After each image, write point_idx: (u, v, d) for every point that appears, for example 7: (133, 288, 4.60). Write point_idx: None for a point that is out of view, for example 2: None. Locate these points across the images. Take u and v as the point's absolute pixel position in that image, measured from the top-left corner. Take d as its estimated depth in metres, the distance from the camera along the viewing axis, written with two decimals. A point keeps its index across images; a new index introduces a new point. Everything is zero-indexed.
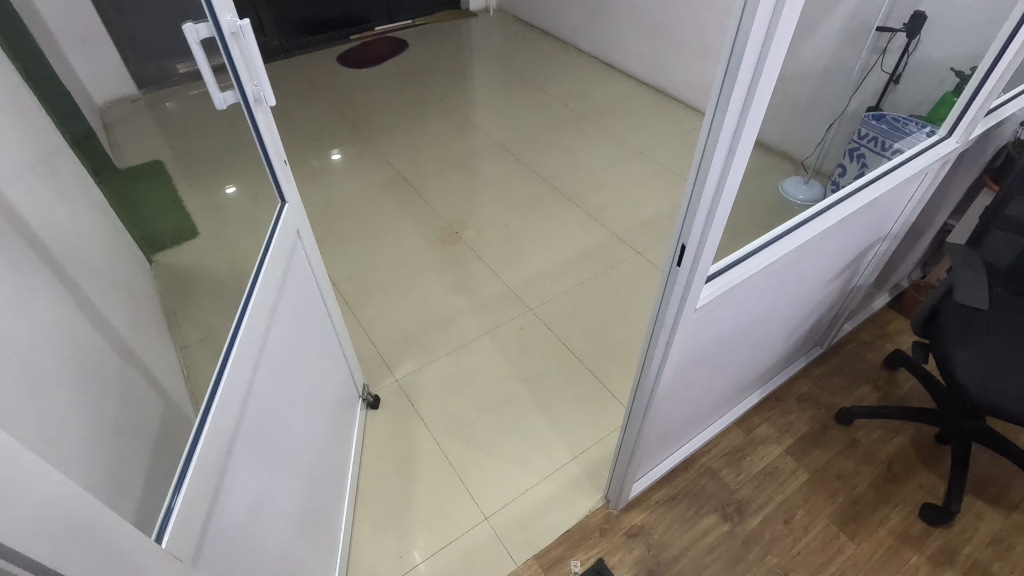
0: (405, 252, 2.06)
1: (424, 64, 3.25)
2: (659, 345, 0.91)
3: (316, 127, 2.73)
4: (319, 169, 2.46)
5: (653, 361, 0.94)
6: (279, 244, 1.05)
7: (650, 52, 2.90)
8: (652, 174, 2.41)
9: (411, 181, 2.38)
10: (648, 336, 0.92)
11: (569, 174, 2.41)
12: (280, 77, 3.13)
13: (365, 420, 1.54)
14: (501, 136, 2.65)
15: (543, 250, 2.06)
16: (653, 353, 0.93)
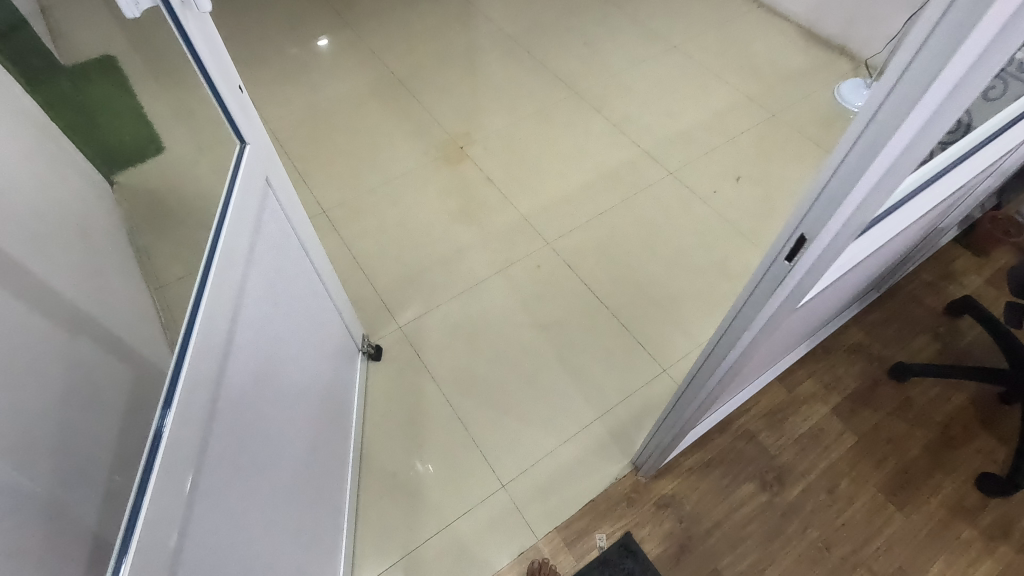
0: (403, 172, 1.79)
1: None
2: (739, 343, 0.70)
3: (291, 13, 2.32)
4: (297, 67, 2.10)
5: (726, 357, 0.74)
6: (241, 199, 0.79)
7: None
8: (686, 74, 2.06)
9: (406, 83, 2.04)
10: (725, 330, 0.71)
11: (589, 74, 2.07)
12: None
13: (367, 373, 1.39)
14: (509, 24, 2.25)
15: (561, 170, 1.80)
16: (732, 349, 0.72)
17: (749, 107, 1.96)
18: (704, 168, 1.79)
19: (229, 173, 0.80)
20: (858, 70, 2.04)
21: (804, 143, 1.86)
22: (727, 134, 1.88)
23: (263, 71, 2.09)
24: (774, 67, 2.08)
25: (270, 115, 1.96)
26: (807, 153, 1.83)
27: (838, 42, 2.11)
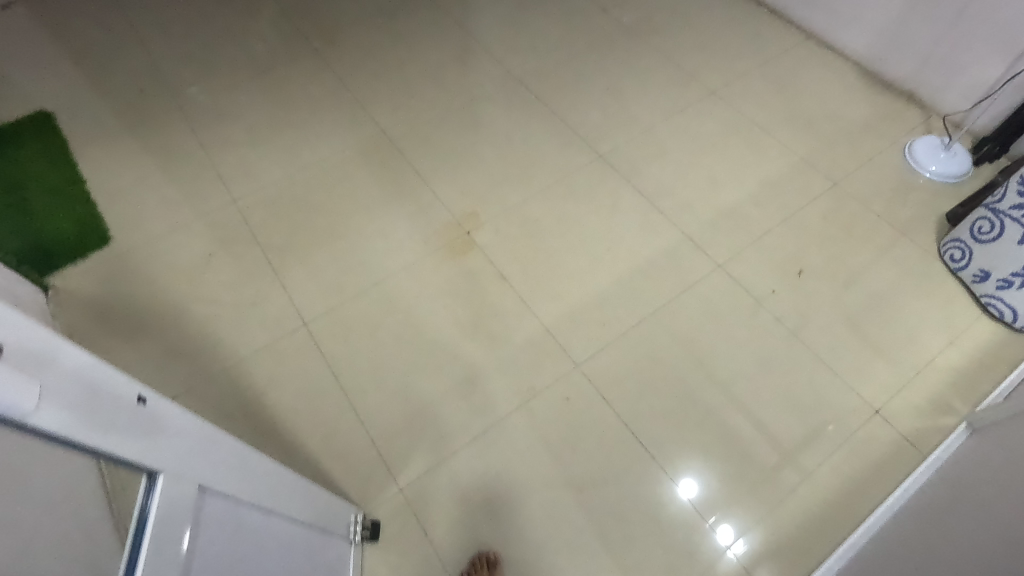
0: (400, 268, 1.50)
1: None
2: None
3: (261, 51, 1.97)
4: (271, 124, 1.78)
5: None
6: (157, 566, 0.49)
7: None
8: (729, 130, 1.76)
9: (401, 146, 1.72)
10: None
11: (616, 131, 1.75)
12: None
13: (363, 559, 1.12)
14: (519, 64, 1.92)
15: (588, 262, 1.51)
16: None
17: (807, 174, 1.66)
18: (758, 258, 1.51)
19: (127, 515, 0.50)
20: (932, 125, 1.74)
21: (874, 223, 1.57)
22: (782, 211, 1.59)
23: (230, 131, 1.77)
24: (832, 119, 1.78)
25: (238, 189, 1.64)
26: (879, 236, 1.55)
27: (906, 87, 1.81)
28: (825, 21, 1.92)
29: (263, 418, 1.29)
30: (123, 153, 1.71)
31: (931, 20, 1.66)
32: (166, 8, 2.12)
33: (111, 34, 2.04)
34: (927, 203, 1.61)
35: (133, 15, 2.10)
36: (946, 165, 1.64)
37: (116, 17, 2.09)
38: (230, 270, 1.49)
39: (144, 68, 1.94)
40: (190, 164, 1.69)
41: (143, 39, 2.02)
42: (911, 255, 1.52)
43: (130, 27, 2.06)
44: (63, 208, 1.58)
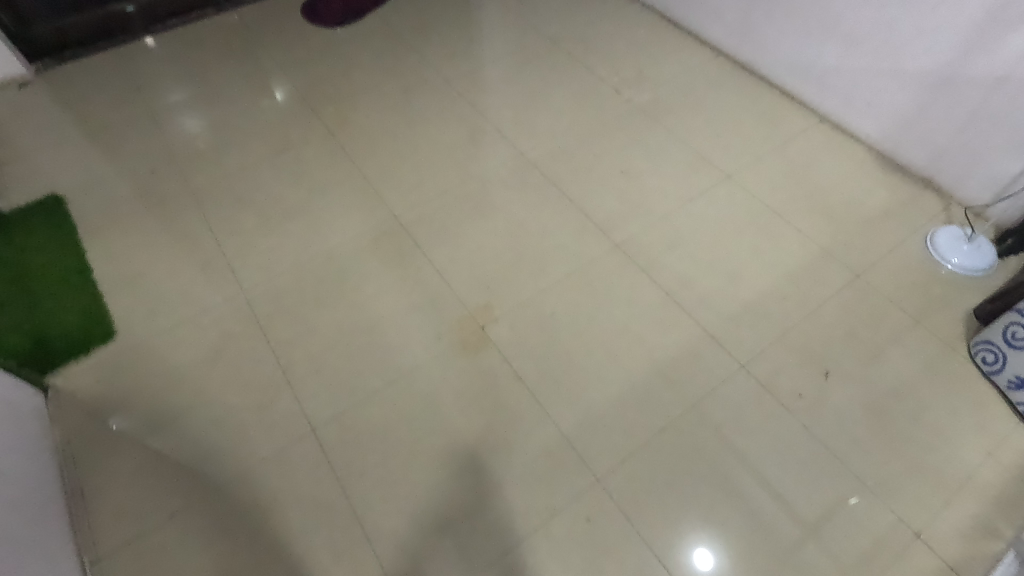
0: (413, 367, 1.45)
1: (419, 16, 2.38)
2: None
3: (275, 132, 1.97)
4: (282, 210, 1.76)
5: None
6: None
7: (738, 13, 2.07)
8: (746, 217, 1.73)
9: (414, 233, 1.70)
10: None
11: (632, 219, 1.73)
12: (223, 42, 2.31)
13: None
14: (533, 147, 1.91)
15: (606, 362, 1.46)
16: None
17: (828, 266, 1.63)
18: (782, 359, 1.46)
19: None
20: (953, 214, 1.72)
21: (900, 319, 1.53)
22: (804, 306, 1.55)
23: (241, 217, 1.75)
24: (851, 206, 1.76)
25: (248, 280, 1.61)
26: (905, 334, 1.51)
27: (924, 173, 1.79)
28: (839, 105, 1.92)
29: (270, 538, 1.23)
30: (132, 240, 1.69)
31: (950, 112, 1.65)
32: (182, 87, 2.14)
33: (127, 114, 2.05)
34: (953, 298, 1.57)
35: (149, 95, 2.12)
36: (970, 257, 1.60)
37: (133, 96, 2.11)
38: (238, 369, 1.45)
39: (157, 149, 1.94)
40: (200, 252, 1.67)
41: (158, 119, 2.03)
42: (940, 355, 1.47)
43: (146, 107, 2.07)
44: (70, 301, 1.56)
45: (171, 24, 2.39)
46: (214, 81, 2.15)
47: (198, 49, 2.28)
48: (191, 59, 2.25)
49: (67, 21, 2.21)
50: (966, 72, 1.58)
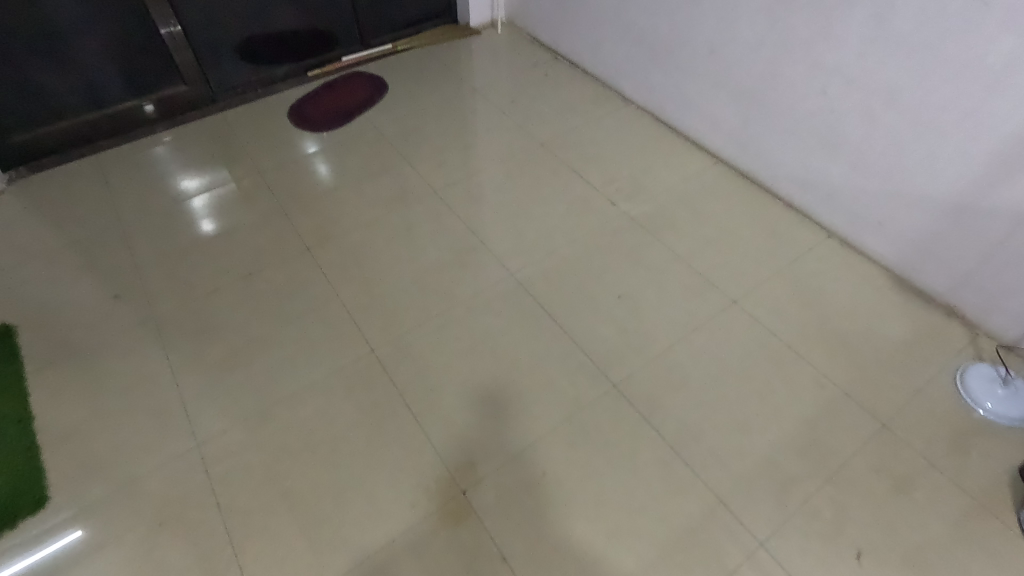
0: (383, 545, 1.27)
1: (409, 121, 2.33)
2: None
3: (250, 249, 1.87)
4: (250, 341, 1.62)
5: None
6: None
7: (737, 125, 2.00)
8: (755, 350, 1.59)
9: (392, 371, 1.55)
10: None
11: (631, 352, 1.59)
12: (206, 148, 2.25)
13: None
14: (523, 267, 1.79)
15: (604, 536, 1.27)
16: None
17: (849, 412, 1.46)
18: (807, 533, 1.28)
19: None
20: (981, 348, 1.58)
21: (936, 479, 1.36)
22: (826, 462, 1.38)
23: (204, 349, 1.61)
24: (868, 337, 1.61)
25: (204, 430, 1.45)
26: (944, 499, 1.33)
27: (945, 300, 1.66)
28: (848, 223, 1.82)
29: None
30: (83, 379, 1.55)
31: (972, 242, 1.54)
32: (158, 198, 2.05)
33: (96, 228, 1.95)
34: (993, 451, 1.40)
35: (124, 206, 2.03)
36: (1005, 404, 1.45)
37: (106, 207, 2.03)
38: (183, 548, 1.27)
39: (124, 268, 1.82)
40: (155, 393, 1.52)
41: (128, 234, 1.93)
42: (986, 527, 1.29)
43: (117, 220, 1.98)
44: (4, 459, 1.40)
45: (156, 128, 2.35)
46: (192, 191, 2.07)
47: (180, 155, 2.22)
48: (171, 166, 2.18)
49: (46, 128, 2.16)
50: (986, 203, 1.47)
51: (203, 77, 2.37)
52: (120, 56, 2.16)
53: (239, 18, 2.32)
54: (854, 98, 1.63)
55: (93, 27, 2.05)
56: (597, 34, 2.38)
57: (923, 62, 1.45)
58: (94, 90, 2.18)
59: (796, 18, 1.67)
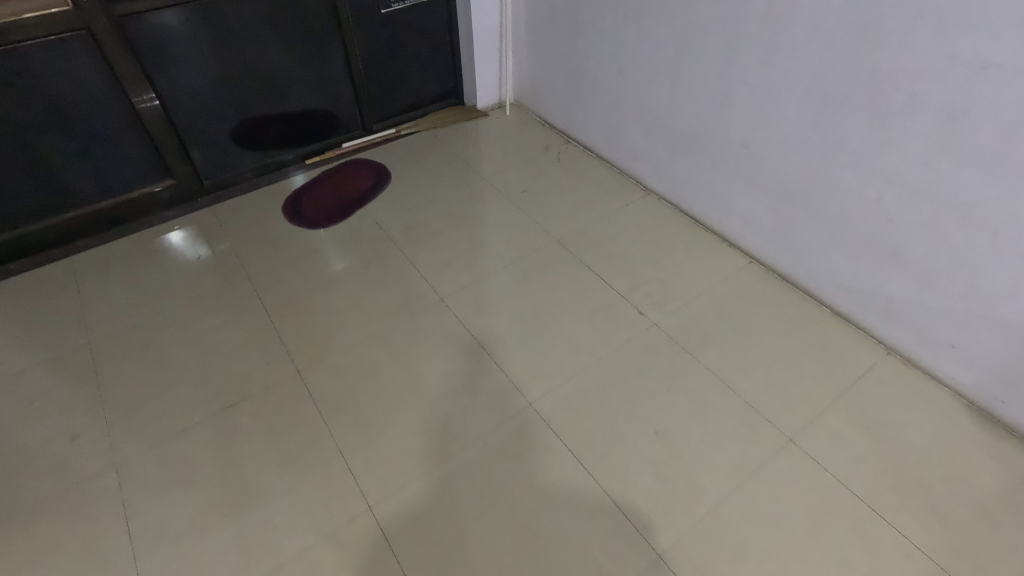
0: None
1: (413, 214, 2.16)
2: None
3: (234, 373, 1.64)
4: (226, 496, 1.39)
5: None
6: None
7: (774, 225, 1.82)
8: (822, 505, 1.35)
9: (393, 539, 1.31)
10: None
11: (675, 509, 1.34)
12: (192, 247, 2.06)
13: None
14: (545, 395, 1.57)
15: None
16: None
17: None
18: None
19: None
20: None
21: None
22: None
23: (172, 509, 1.37)
24: (952, 487, 1.38)
25: None
26: None
27: None
28: (911, 341, 1.61)
29: None
30: (27, 552, 1.30)
31: None
32: (133, 308, 1.85)
33: (61, 346, 1.74)
34: None
35: (94, 318, 1.82)
36: None
37: (74, 320, 1.81)
38: None
39: (87, 399, 1.59)
40: (112, 572, 1.28)
41: (96, 353, 1.71)
42: None
43: (86, 336, 1.76)
44: None
45: (139, 224, 2.19)
46: (173, 300, 1.87)
47: (163, 256, 2.03)
48: (152, 269, 1.98)
49: (18, 233, 1.98)
50: None
51: (193, 170, 2.23)
52: (102, 154, 2.02)
53: (234, 110, 2.19)
54: (916, 210, 1.45)
55: (70, 128, 1.90)
56: (613, 121, 2.25)
57: (1007, 180, 1.26)
58: (71, 188, 2.02)
59: (845, 121, 1.50)
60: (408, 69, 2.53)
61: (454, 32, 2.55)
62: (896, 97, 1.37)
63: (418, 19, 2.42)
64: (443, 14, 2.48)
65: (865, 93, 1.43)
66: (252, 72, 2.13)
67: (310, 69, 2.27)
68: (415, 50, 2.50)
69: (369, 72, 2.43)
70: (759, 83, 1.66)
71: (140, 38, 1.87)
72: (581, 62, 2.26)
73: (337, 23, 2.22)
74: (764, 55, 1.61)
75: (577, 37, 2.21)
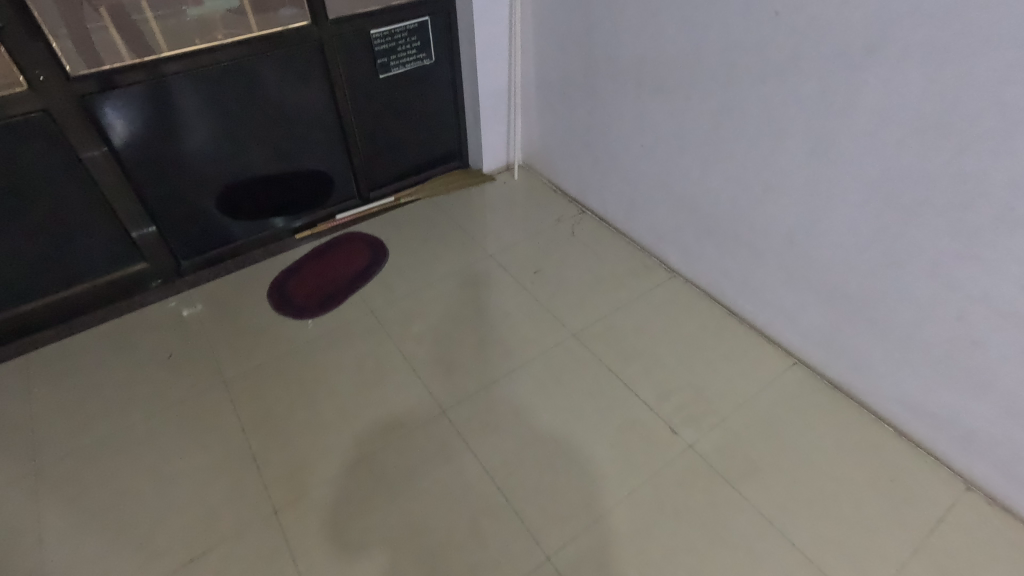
0: None
1: (413, 302, 1.94)
2: None
3: (200, 515, 1.42)
4: None
5: None
6: None
7: (825, 327, 1.59)
8: None
9: None
10: None
11: None
12: (161, 344, 1.84)
13: None
14: (564, 546, 1.34)
15: None
16: None
17: None
18: None
19: None
20: None
21: None
22: None
23: None
24: None
25: None
26: None
27: None
28: (997, 479, 1.37)
29: None
30: None
31: None
32: (89, 424, 1.62)
33: (5, 474, 1.51)
34: None
35: (46, 436, 1.59)
36: None
37: (18, 440, 1.58)
38: None
39: (24, 552, 1.36)
40: None
41: (44, 485, 1.49)
42: None
43: (34, 461, 1.54)
44: None
45: (105, 313, 1.96)
46: (139, 412, 1.64)
47: (130, 355, 1.81)
48: (114, 372, 1.76)
49: None
50: None
51: (168, 251, 2.01)
52: (61, 233, 1.78)
53: (215, 185, 1.99)
54: (1010, 336, 1.21)
55: (22, 203, 1.66)
56: (635, 195, 2.04)
57: None
58: (26, 280, 1.79)
59: (917, 227, 1.28)
60: (408, 134, 2.34)
61: (459, 95, 2.37)
62: (987, 209, 1.15)
63: (420, 82, 2.23)
64: (447, 75, 2.30)
65: (944, 200, 1.21)
66: (231, 133, 1.91)
67: (299, 139, 2.07)
68: (416, 114, 2.31)
69: (366, 139, 2.23)
70: (809, 175, 1.45)
71: (109, 116, 1.67)
72: (599, 131, 2.07)
73: (330, 91, 2.04)
74: (815, 146, 1.40)
75: (595, 105, 2.02)
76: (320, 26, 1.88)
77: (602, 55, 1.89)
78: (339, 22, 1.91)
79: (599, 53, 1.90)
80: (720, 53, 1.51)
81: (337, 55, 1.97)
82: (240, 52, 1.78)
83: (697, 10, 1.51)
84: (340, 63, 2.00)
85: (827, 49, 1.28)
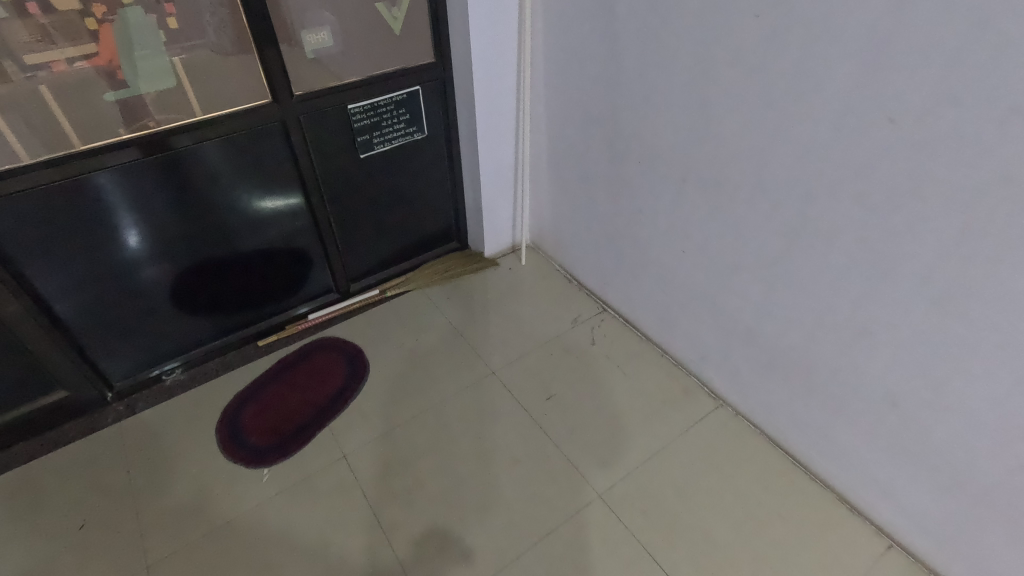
0: None
1: (395, 443, 1.55)
2: None
3: None
4: None
5: None
6: None
7: (934, 512, 1.21)
8: None
9: None
10: None
11: None
12: (74, 508, 1.44)
13: None
14: None
15: None
16: None
17: None
18: None
19: None
20: None
21: None
22: None
23: None
24: None
25: None
26: None
27: None
28: None
29: None
30: None
31: None
32: None
33: None
34: None
35: None
36: None
37: None
38: None
39: None
40: None
41: None
42: None
43: None
44: None
45: (9, 457, 1.56)
46: None
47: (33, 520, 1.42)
48: (8, 549, 1.36)
49: None
50: None
51: (95, 373, 1.63)
52: None
53: (152, 293, 1.61)
54: None
55: None
56: (670, 303, 1.67)
57: None
58: None
59: None
60: (396, 217, 1.97)
61: (456, 169, 2.00)
62: None
63: (409, 159, 1.87)
64: (442, 149, 1.94)
65: None
66: (172, 232, 1.54)
67: (260, 232, 1.70)
68: (405, 194, 1.95)
69: (344, 227, 1.87)
70: (924, 329, 1.07)
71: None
72: (626, 224, 1.70)
73: (298, 177, 1.67)
74: (938, 296, 1.03)
75: (621, 194, 1.66)
76: (281, 104, 1.52)
77: (631, 140, 1.53)
78: (307, 98, 1.55)
79: (628, 136, 1.54)
80: (797, 160, 1.15)
81: (305, 136, 1.61)
82: (178, 142, 1.42)
83: (767, 103, 1.15)
84: (310, 144, 1.64)
85: (966, 178, 0.91)
